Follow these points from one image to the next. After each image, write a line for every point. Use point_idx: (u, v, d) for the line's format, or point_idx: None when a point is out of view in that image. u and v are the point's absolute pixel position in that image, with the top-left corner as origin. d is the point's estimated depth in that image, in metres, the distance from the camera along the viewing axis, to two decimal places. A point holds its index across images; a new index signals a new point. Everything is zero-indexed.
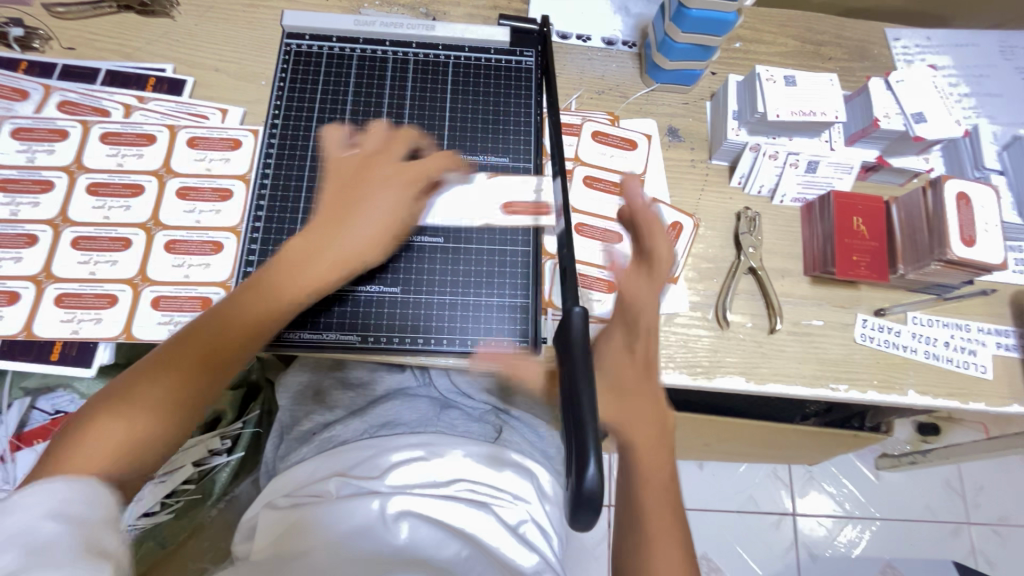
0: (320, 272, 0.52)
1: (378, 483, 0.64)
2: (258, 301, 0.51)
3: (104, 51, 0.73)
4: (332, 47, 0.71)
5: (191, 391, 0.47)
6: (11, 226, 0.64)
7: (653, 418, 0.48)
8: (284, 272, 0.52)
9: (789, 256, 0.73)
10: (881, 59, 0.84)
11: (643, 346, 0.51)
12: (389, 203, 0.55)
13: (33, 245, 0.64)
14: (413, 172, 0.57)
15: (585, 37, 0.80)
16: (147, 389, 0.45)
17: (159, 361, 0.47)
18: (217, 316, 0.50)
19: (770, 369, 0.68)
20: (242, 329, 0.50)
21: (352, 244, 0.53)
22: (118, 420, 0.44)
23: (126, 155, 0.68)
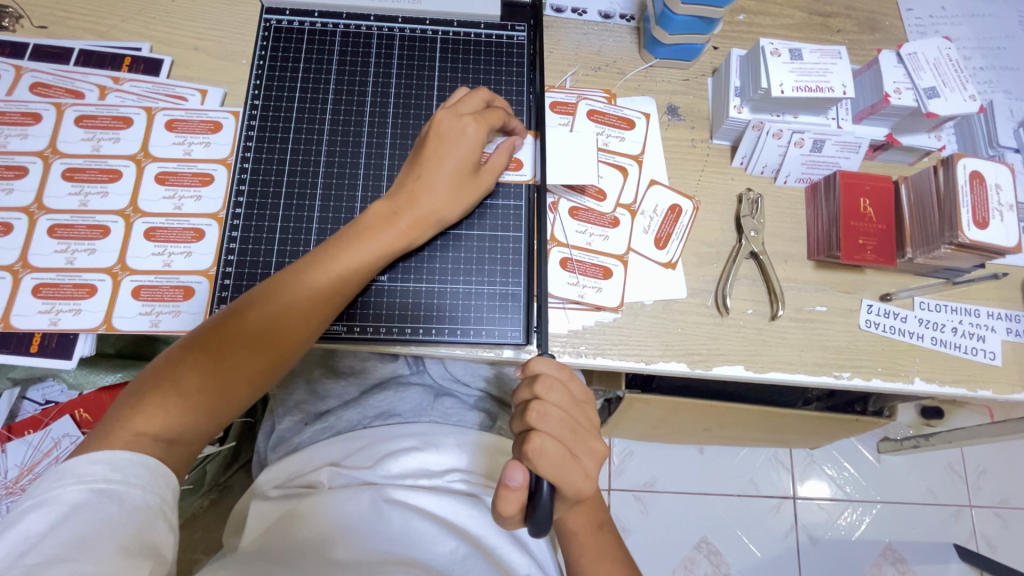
0: (372, 250, 0.55)
1: (369, 475, 0.64)
2: (301, 292, 0.52)
3: (76, 30, 0.70)
4: (313, 23, 0.68)
5: (231, 381, 0.50)
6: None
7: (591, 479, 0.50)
8: (334, 251, 0.54)
9: (792, 239, 0.70)
10: (892, 31, 0.80)
11: (572, 429, 0.49)
12: (460, 161, 0.57)
13: (8, 233, 0.62)
14: (483, 122, 0.58)
15: (580, 11, 0.76)
16: (196, 368, 0.49)
17: (201, 343, 0.50)
18: (256, 300, 0.52)
19: (772, 356, 0.66)
20: (282, 314, 0.52)
21: (386, 237, 0.56)
22: (164, 402, 0.47)
23: (102, 139, 0.65)
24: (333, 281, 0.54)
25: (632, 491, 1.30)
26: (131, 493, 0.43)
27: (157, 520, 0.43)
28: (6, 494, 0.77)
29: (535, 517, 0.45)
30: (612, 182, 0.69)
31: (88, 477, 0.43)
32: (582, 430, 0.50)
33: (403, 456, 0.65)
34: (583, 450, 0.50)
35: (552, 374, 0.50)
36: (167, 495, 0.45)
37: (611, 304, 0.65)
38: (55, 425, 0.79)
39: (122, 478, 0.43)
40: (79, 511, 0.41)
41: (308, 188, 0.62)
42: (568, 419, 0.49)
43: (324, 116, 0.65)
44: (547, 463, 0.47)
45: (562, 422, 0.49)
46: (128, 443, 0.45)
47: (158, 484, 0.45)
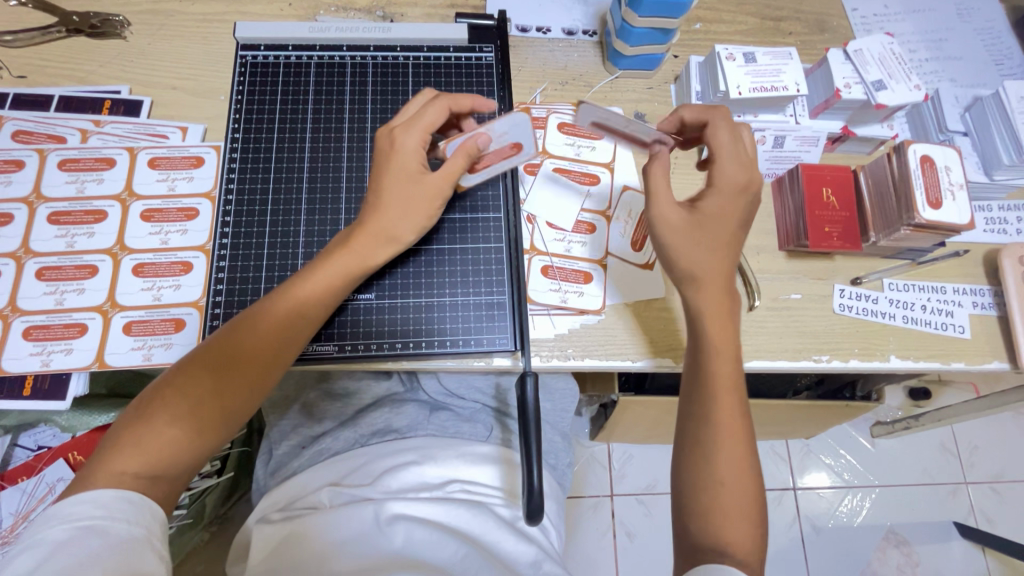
0: (327, 272, 0.55)
1: (369, 491, 0.64)
2: (265, 319, 0.53)
3: (56, 77, 0.72)
4: (288, 56, 0.70)
5: (204, 413, 0.50)
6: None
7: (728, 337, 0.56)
8: (298, 279, 0.55)
9: (763, 232, 0.73)
10: (840, 30, 0.85)
11: (739, 229, 0.59)
12: (404, 171, 0.57)
13: None
14: (416, 129, 0.58)
15: (544, 30, 0.80)
16: (168, 402, 0.50)
17: (173, 379, 0.51)
18: (225, 332, 0.53)
19: (753, 346, 0.68)
20: (249, 342, 0.52)
21: (344, 256, 0.56)
22: (140, 438, 0.48)
23: (86, 180, 0.66)
24: (296, 306, 0.54)
25: (634, 494, 1.31)
26: (118, 526, 0.44)
27: (145, 549, 0.44)
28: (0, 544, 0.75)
29: (530, 505, 0.54)
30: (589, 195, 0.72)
31: (73, 516, 0.43)
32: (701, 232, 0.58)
33: (401, 470, 0.66)
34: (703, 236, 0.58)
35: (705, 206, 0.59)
36: (153, 525, 0.46)
37: (593, 306, 0.67)
38: (49, 470, 0.78)
39: (107, 513, 0.44)
40: (64, 547, 0.41)
41: (291, 215, 0.64)
42: (738, 223, 0.59)
43: (303, 144, 0.67)
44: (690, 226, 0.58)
45: (730, 196, 0.58)
46: (111, 482, 0.46)
47: (143, 516, 0.46)
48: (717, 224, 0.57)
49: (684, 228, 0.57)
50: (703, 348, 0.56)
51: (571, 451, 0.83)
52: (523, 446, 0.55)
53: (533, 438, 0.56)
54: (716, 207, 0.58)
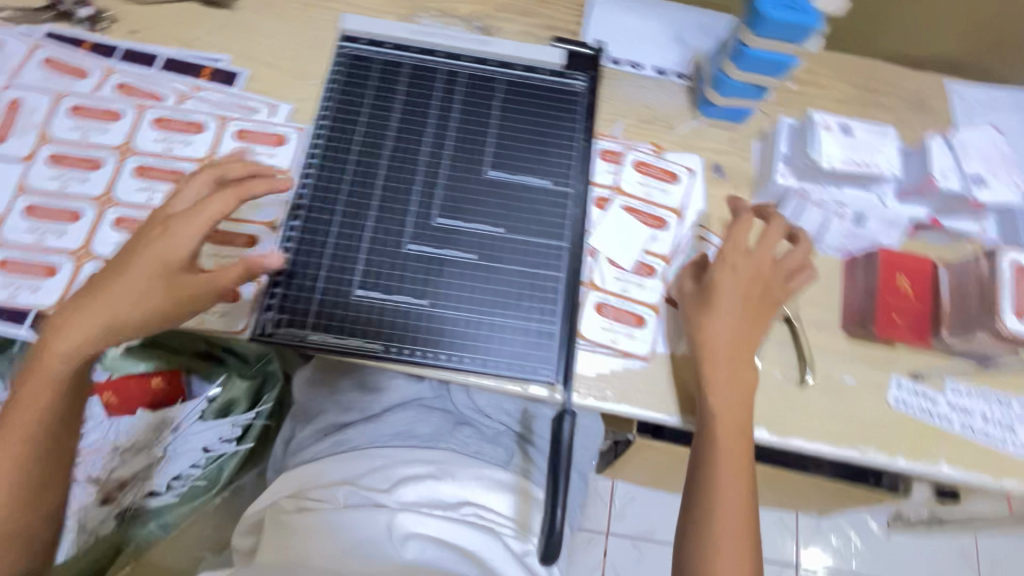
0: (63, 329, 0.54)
1: (385, 498, 0.65)
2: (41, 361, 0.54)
3: (164, 38, 0.75)
4: (385, 53, 0.71)
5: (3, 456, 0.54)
6: (59, 198, 0.66)
7: (742, 393, 0.60)
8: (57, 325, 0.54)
9: (827, 307, 0.71)
10: (940, 113, 0.82)
11: (756, 300, 0.62)
12: (145, 264, 0.54)
13: (76, 221, 0.65)
14: (196, 224, 0.55)
15: (636, 65, 0.80)
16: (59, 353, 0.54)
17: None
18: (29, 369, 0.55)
19: (795, 423, 0.66)
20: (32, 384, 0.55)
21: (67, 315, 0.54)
22: None
23: (174, 141, 0.69)
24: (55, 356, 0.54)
25: (631, 537, 1.28)
26: None
27: None
28: None
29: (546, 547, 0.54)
30: (665, 240, 0.71)
31: None
32: (738, 307, 0.62)
33: (416, 482, 0.67)
34: (724, 312, 0.61)
35: (711, 287, 0.62)
36: None
37: (641, 352, 0.65)
38: None
39: None
40: None
41: (362, 209, 0.64)
42: (748, 296, 0.62)
43: (385, 141, 0.68)
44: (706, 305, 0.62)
45: (744, 274, 0.63)
46: None
47: None
48: (723, 303, 0.61)
49: (695, 300, 0.62)
50: (706, 428, 0.59)
51: (585, 489, 0.81)
52: (550, 489, 0.54)
53: (561, 480, 0.55)
54: (726, 284, 0.62)
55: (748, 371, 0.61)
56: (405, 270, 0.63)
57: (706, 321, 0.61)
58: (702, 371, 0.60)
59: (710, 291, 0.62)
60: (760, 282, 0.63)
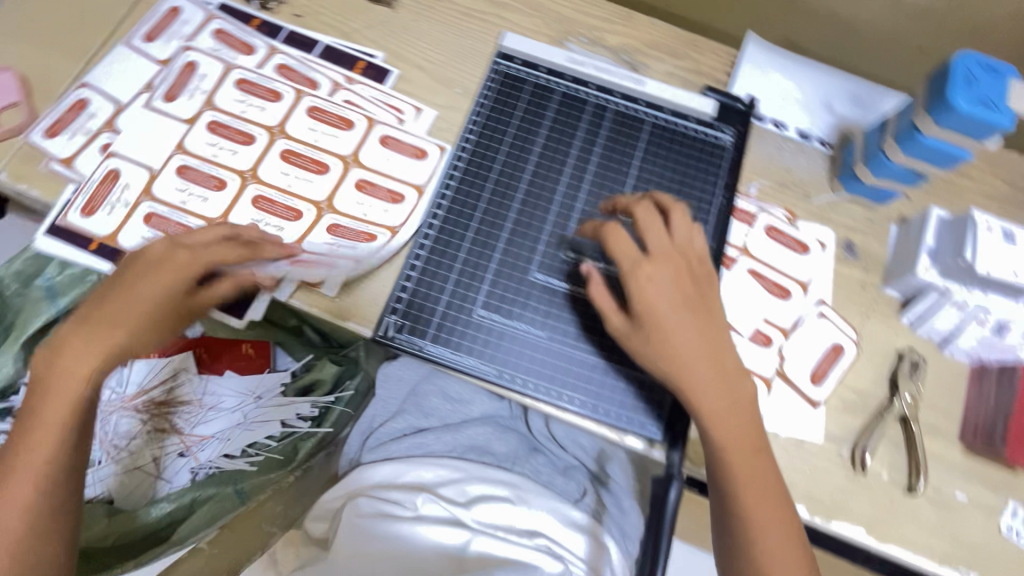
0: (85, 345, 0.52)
1: (464, 513, 0.69)
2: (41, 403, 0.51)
3: (325, 26, 0.77)
4: (538, 77, 0.72)
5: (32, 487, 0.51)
6: (209, 166, 0.68)
7: (730, 421, 0.55)
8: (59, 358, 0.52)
9: (947, 415, 0.67)
10: None
11: (690, 293, 0.57)
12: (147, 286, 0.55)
13: (220, 189, 0.67)
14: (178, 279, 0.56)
15: (780, 126, 0.78)
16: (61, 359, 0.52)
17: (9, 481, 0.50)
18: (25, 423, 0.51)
19: (896, 529, 0.62)
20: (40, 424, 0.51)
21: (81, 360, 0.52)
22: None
23: (323, 132, 0.70)
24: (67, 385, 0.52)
25: None
26: None
27: None
28: (121, 407, 0.83)
29: None
30: (785, 311, 0.69)
31: None
32: (688, 321, 0.56)
33: (493, 501, 0.70)
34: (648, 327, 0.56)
35: (649, 301, 0.56)
36: None
37: None
38: (178, 356, 0.87)
39: None
40: None
41: (495, 228, 0.65)
42: (665, 304, 0.56)
43: (526, 165, 0.68)
44: (679, 327, 0.56)
45: (663, 270, 0.57)
46: None
47: None
48: (665, 321, 0.55)
49: (690, 331, 0.56)
50: (717, 471, 0.55)
51: None
52: (650, 545, 0.56)
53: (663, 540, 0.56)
54: (660, 302, 0.56)
55: (743, 383, 0.56)
56: (528, 297, 0.63)
57: (653, 348, 0.56)
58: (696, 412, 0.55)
59: (651, 316, 0.56)
60: (686, 279, 0.58)
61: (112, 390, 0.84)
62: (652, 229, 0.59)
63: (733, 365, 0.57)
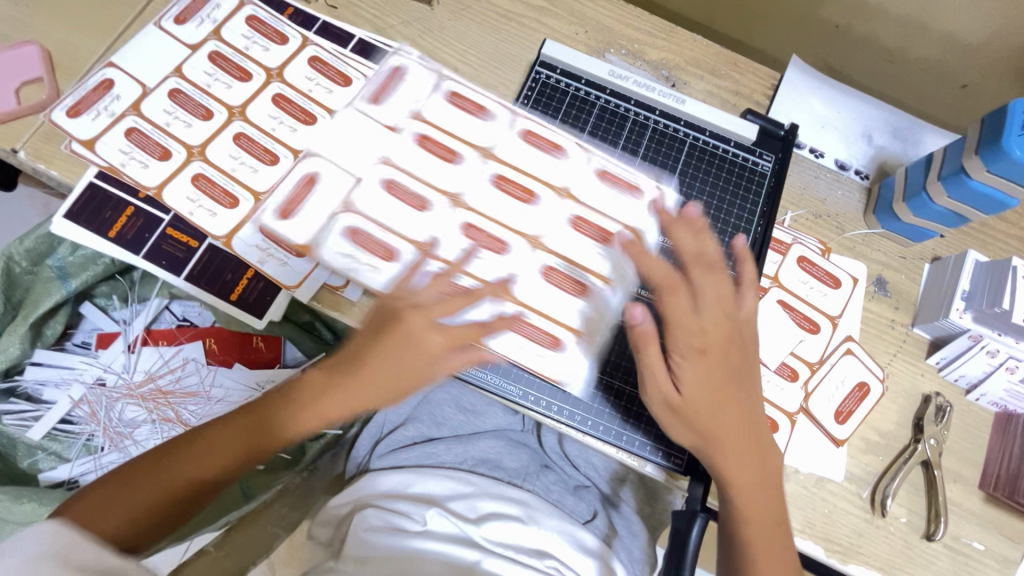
0: (256, 411, 0.52)
1: (474, 530, 0.64)
2: (229, 429, 0.51)
3: (361, 20, 0.75)
4: (578, 88, 0.70)
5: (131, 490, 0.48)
6: (266, 138, 0.67)
7: (761, 488, 0.55)
8: (218, 432, 0.51)
9: (969, 461, 0.66)
10: None
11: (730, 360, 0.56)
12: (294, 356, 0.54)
13: (273, 165, 0.66)
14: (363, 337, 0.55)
15: (817, 153, 0.76)
16: (195, 444, 0.50)
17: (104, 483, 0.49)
18: (182, 450, 0.50)
19: (911, 575, 0.62)
20: (190, 459, 0.50)
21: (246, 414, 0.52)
22: (126, 501, 0.48)
23: (461, 120, 0.66)
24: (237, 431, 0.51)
25: None
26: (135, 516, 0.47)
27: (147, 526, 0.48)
28: (126, 394, 0.84)
29: None
30: (814, 344, 0.68)
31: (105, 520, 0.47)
32: (728, 386, 0.55)
33: (503, 518, 0.66)
34: (688, 392, 0.54)
35: (694, 358, 0.55)
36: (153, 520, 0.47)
37: None
38: (188, 346, 0.86)
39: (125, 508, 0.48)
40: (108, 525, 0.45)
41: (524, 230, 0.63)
42: (709, 367, 0.55)
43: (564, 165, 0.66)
44: (708, 389, 0.55)
45: (704, 330, 0.55)
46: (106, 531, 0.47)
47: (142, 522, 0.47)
48: (698, 403, 0.54)
49: (724, 394, 0.55)
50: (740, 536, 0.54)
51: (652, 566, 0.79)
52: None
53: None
54: (693, 369, 0.55)
55: (771, 453, 0.56)
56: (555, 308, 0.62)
57: (691, 412, 0.54)
58: (724, 477, 0.55)
59: (685, 380, 0.54)
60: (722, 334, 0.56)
61: (119, 375, 0.84)
62: (709, 306, 0.56)
63: (764, 432, 0.56)
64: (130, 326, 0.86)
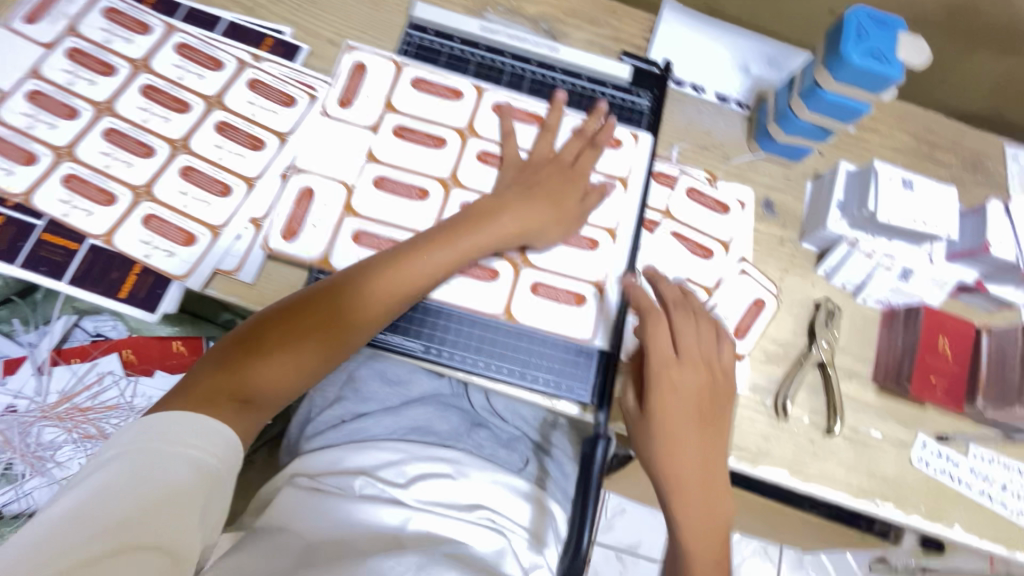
0: (352, 308, 0.56)
1: (402, 494, 0.65)
2: (322, 325, 0.55)
3: (228, 2, 0.73)
4: (453, 47, 0.73)
5: (240, 386, 0.51)
6: (138, 132, 0.66)
7: (709, 539, 0.56)
8: (317, 328, 0.55)
9: (861, 358, 0.70)
10: (994, 175, 0.81)
11: (704, 408, 0.59)
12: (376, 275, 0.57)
13: (148, 157, 0.65)
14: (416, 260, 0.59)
15: (698, 89, 0.79)
16: (370, 276, 0.57)
17: (202, 382, 0.51)
18: (277, 345, 0.53)
19: (818, 470, 0.66)
20: (290, 358, 0.54)
21: (356, 326, 0.56)
22: (239, 385, 0.51)
23: (433, 104, 0.70)
24: (330, 330, 0.55)
25: (615, 549, 1.28)
26: (207, 459, 0.47)
27: (215, 495, 0.46)
28: (41, 416, 0.81)
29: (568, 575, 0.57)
30: (712, 268, 0.71)
31: (169, 445, 0.46)
32: (698, 425, 0.58)
33: (432, 478, 0.67)
34: (660, 425, 0.57)
35: (672, 387, 0.58)
36: (228, 459, 0.48)
37: None
38: (103, 360, 0.83)
39: (200, 444, 0.47)
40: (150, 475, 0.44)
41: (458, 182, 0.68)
42: (689, 405, 0.58)
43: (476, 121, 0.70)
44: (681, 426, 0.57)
45: (691, 369, 0.59)
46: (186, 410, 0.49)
47: (218, 446, 0.48)
48: (676, 420, 0.57)
49: (695, 441, 0.57)
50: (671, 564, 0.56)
51: None
52: (579, 508, 0.59)
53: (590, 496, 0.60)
54: (673, 406, 0.58)
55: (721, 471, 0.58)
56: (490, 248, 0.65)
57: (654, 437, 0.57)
58: (670, 506, 0.56)
59: (656, 411, 0.57)
60: (706, 378, 0.59)
61: (30, 400, 0.81)
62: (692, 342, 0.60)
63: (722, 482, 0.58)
64: (37, 348, 0.82)
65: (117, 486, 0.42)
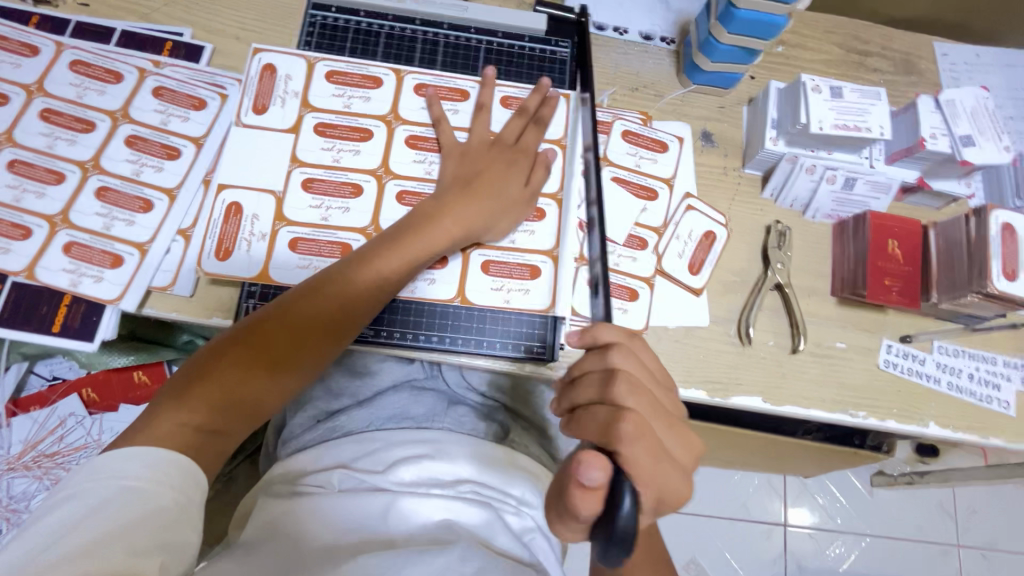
0: (336, 314, 0.55)
1: (380, 479, 0.61)
2: (305, 340, 0.54)
3: (119, 10, 0.70)
4: (359, 22, 0.71)
5: (225, 411, 0.50)
6: (44, 159, 0.62)
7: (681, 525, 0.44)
8: (301, 343, 0.53)
9: (817, 274, 0.71)
10: (926, 74, 0.81)
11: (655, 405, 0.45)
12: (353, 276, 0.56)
13: (59, 183, 0.62)
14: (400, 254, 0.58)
15: (621, 30, 0.77)
16: (347, 278, 0.55)
17: (178, 405, 0.48)
18: (263, 364, 0.52)
19: (789, 389, 0.66)
20: (274, 377, 0.52)
21: (337, 336, 0.55)
22: (219, 408, 0.50)
23: (353, 96, 0.67)
24: (313, 341, 0.54)
25: None
26: (157, 490, 0.44)
27: (179, 522, 0.43)
28: (8, 468, 0.81)
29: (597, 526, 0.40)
30: (659, 208, 0.70)
31: (120, 472, 0.43)
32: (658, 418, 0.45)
33: (411, 463, 0.63)
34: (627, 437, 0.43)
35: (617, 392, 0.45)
36: (194, 494, 0.46)
37: (636, 325, 0.65)
38: (63, 403, 0.82)
39: (151, 477, 0.44)
40: (106, 506, 0.41)
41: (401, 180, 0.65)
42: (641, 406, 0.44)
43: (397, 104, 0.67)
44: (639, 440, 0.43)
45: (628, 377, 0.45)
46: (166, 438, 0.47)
47: (187, 485, 0.45)
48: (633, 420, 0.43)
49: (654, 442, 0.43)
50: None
51: None
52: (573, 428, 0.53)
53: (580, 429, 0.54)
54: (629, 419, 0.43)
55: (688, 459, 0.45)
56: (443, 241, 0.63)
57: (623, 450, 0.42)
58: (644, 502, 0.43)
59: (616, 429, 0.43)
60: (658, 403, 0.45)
61: None
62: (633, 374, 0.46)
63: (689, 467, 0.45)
64: None
65: (74, 522, 0.40)
